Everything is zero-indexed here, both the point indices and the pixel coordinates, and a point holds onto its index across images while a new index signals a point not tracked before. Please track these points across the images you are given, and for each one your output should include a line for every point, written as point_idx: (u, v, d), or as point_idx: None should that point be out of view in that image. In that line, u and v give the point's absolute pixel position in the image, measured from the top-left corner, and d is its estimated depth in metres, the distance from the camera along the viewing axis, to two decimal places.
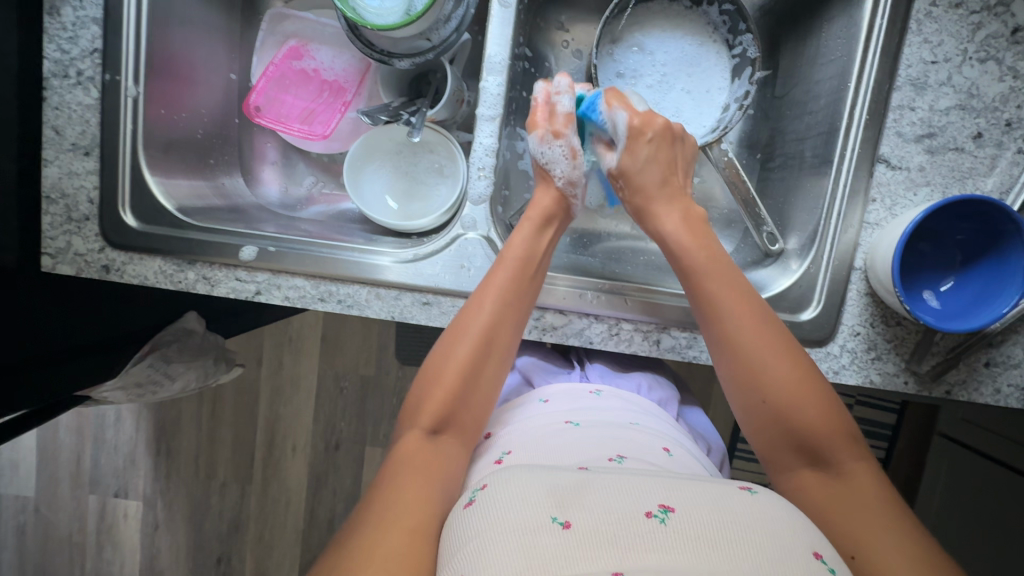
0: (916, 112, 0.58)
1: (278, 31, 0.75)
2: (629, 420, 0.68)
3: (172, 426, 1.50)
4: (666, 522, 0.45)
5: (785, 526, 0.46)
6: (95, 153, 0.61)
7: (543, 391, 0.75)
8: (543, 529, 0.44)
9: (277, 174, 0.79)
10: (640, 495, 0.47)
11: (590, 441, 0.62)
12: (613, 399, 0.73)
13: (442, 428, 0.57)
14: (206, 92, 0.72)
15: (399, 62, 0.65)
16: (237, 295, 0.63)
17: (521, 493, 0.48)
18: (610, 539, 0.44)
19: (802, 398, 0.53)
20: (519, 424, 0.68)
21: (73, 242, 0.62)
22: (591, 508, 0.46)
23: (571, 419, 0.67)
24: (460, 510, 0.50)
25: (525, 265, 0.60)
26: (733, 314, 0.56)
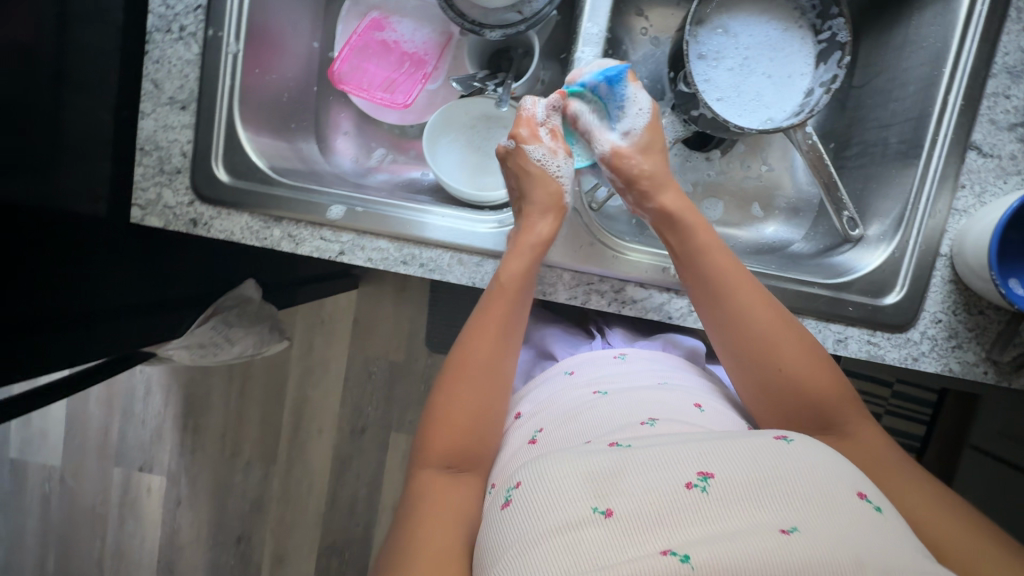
0: (1011, 100, 0.58)
1: (362, 2, 0.76)
2: (658, 380, 0.67)
3: (201, 402, 1.51)
4: (708, 490, 0.44)
5: (829, 477, 0.46)
6: (191, 108, 0.62)
7: (566, 363, 0.75)
8: (585, 522, 0.43)
9: (351, 144, 0.80)
10: (676, 466, 0.46)
11: (618, 408, 0.60)
12: (639, 361, 0.72)
13: (456, 462, 0.57)
14: (292, 58, 0.73)
15: (490, 33, 0.65)
16: (321, 255, 0.63)
17: (555, 483, 0.47)
18: (660, 519, 0.43)
19: (804, 368, 0.56)
20: (546, 399, 0.68)
21: (163, 194, 0.63)
22: (632, 491, 0.45)
23: (598, 390, 0.65)
24: (498, 511, 0.49)
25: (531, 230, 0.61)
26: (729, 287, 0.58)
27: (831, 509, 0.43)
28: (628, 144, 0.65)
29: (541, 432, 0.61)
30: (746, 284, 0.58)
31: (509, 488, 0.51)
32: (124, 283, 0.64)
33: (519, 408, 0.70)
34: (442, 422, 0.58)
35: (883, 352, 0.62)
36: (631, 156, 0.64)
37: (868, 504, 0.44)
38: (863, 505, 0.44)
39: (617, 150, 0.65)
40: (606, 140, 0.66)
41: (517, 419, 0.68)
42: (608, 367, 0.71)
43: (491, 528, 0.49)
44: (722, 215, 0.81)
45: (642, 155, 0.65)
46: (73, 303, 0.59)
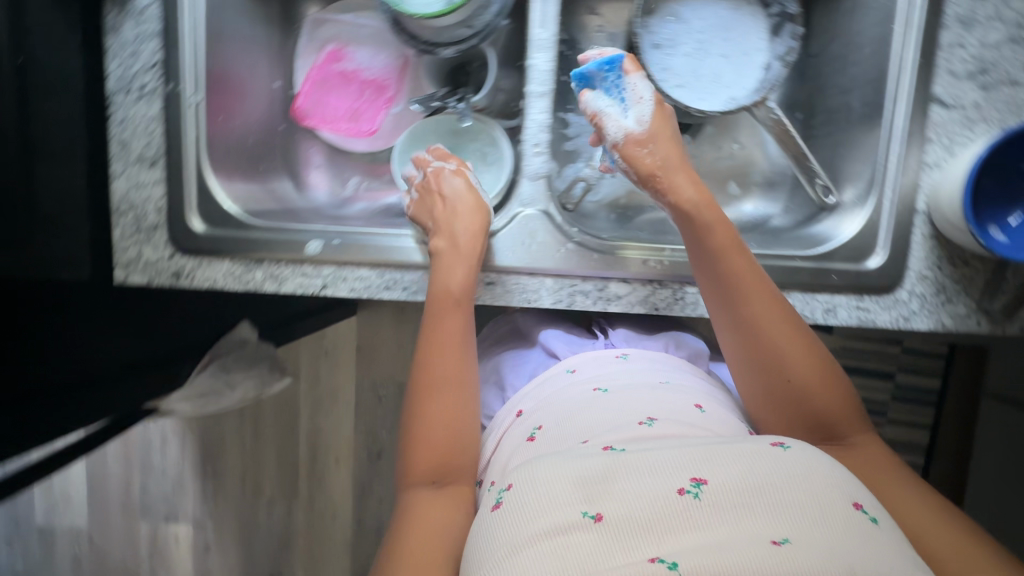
0: (966, 49, 0.58)
1: (317, 36, 0.77)
2: (661, 379, 0.68)
3: (216, 447, 1.51)
4: (700, 497, 0.44)
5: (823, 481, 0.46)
6: (161, 163, 0.63)
7: (568, 360, 0.75)
8: (574, 528, 0.43)
9: (325, 177, 0.81)
10: (668, 472, 0.47)
11: (616, 408, 0.61)
12: (641, 360, 0.73)
13: (440, 478, 0.55)
14: (254, 101, 0.74)
15: (443, 51, 0.67)
16: (304, 291, 0.64)
17: (546, 489, 0.47)
18: (653, 525, 0.43)
19: (816, 381, 0.56)
20: (547, 397, 0.69)
21: (144, 251, 0.64)
22: (622, 496, 0.45)
23: (599, 386, 0.67)
24: (488, 513, 0.49)
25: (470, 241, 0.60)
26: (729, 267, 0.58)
27: (829, 520, 0.43)
28: (641, 128, 0.63)
29: (539, 429, 0.63)
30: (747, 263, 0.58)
31: (501, 489, 0.51)
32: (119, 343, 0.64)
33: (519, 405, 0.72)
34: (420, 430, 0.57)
35: (874, 316, 0.62)
36: (642, 145, 0.62)
37: (862, 515, 0.43)
38: (857, 514, 0.44)
39: (630, 136, 0.63)
40: (617, 125, 0.63)
41: (516, 418, 0.70)
42: (610, 366, 0.72)
43: (481, 527, 0.49)
44: None
45: (655, 145, 0.62)
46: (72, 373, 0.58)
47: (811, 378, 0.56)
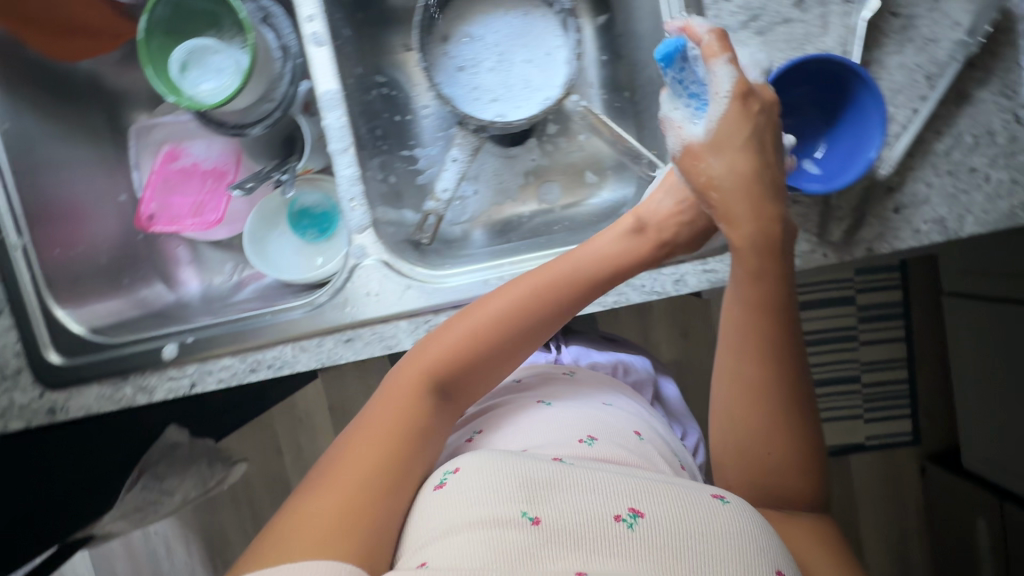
0: (732, 1, 0.60)
1: (149, 141, 0.78)
2: (603, 399, 0.70)
3: (219, 540, 1.51)
4: (634, 527, 0.46)
5: (750, 542, 0.46)
6: (7, 310, 0.64)
7: (516, 370, 0.78)
8: (509, 524, 0.45)
9: (195, 271, 0.80)
10: (609, 495, 0.48)
11: (560, 421, 0.63)
12: (588, 378, 0.74)
13: (448, 393, 0.55)
14: (102, 219, 0.75)
15: (254, 129, 0.67)
16: (175, 394, 0.65)
17: (487, 482, 0.48)
18: (580, 540, 0.45)
19: (795, 448, 0.55)
20: (493, 402, 0.71)
21: (14, 397, 0.64)
22: (562, 503, 0.47)
23: (542, 398, 0.68)
24: (430, 491, 0.50)
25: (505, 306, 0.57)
26: (733, 198, 0.54)
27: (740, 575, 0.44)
28: (702, 137, 0.55)
29: (480, 432, 0.65)
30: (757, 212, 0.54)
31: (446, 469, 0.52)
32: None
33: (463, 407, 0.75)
34: (391, 387, 0.54)
35: (721, 275, 0.63)
36: (702, 159, 0.55)
37: None
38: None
39: (688, 147, 0.56)
40: (677, 132, 0.57)
41: (463, 418, 0.72)
42: (558, 381, 0.73)
43: (419, 511, 0.49)
44: (561, 196, 0.83)
45: (716, 157, 0.55)
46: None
47: (776, 442, 0.55)
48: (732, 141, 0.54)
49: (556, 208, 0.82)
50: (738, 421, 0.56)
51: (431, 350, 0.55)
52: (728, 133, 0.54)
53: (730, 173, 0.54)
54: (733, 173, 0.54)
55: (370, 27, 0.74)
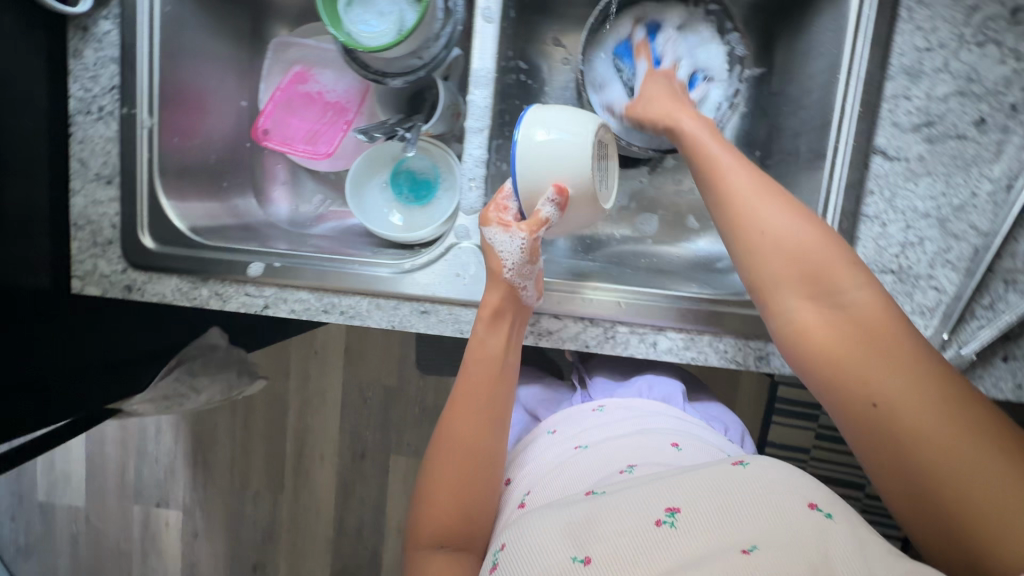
0: (912, 101, 0.57)
1: (284, 58, 0.79)
2: (636, 426, 0.67)
3: (208, 439, 1.56)
4: (676, 526, 0.45)
5: (781, 496, 0.47)
6: (116, 181, 0.66)
7: (549, 423, 0.73)
8: (567, 572, 0.43)
9: (288, 193, 0.83)
10: (646, 502, 0.48)
11: (601, 460, 0.61)
12: (618, 411, 0.71)
13: (478, 479, 0.60)
14: (217, 119, 0.77)
15: (393, 81, 0.67)
16: (247, 309, 0.66)
17: (534, 549, 0.47)
18: (638, 557, 0.44)
19: (877, 357, 0.47)
20: (531, 460, 0.67)
21: (99, 264, 0.67)
22: (606, 533, 0.46)
23: (580, 443, 0.65)
24: (487, 574, 0.49)
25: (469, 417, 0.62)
26: (764, 231, 0.52)
27: (790, 526, 0.44)
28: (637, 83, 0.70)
29: (528, 493, 0.60)
30: (802, 226, 0.52)
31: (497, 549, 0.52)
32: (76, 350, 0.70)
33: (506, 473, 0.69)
34: (428, 503, 0.60)
35: None
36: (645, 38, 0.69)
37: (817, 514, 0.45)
38: (813, 514, 0.46)
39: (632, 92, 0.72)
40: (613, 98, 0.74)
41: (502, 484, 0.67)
42: (589, 420, 0.70)
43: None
44: (657, 230, 0.82)
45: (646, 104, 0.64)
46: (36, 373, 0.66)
47: (869, 360, 0.47)
48: (745, 182, 0.54)
49: (649, 240, 0.81)
50: (891, 397, 0.45)
51: (445, 452, 0.61)
52: (747, 176, 0.54)
53: (748, 207, 0.53)
54: (761, 212, 0.53)
55: (530, 11, 0.72)
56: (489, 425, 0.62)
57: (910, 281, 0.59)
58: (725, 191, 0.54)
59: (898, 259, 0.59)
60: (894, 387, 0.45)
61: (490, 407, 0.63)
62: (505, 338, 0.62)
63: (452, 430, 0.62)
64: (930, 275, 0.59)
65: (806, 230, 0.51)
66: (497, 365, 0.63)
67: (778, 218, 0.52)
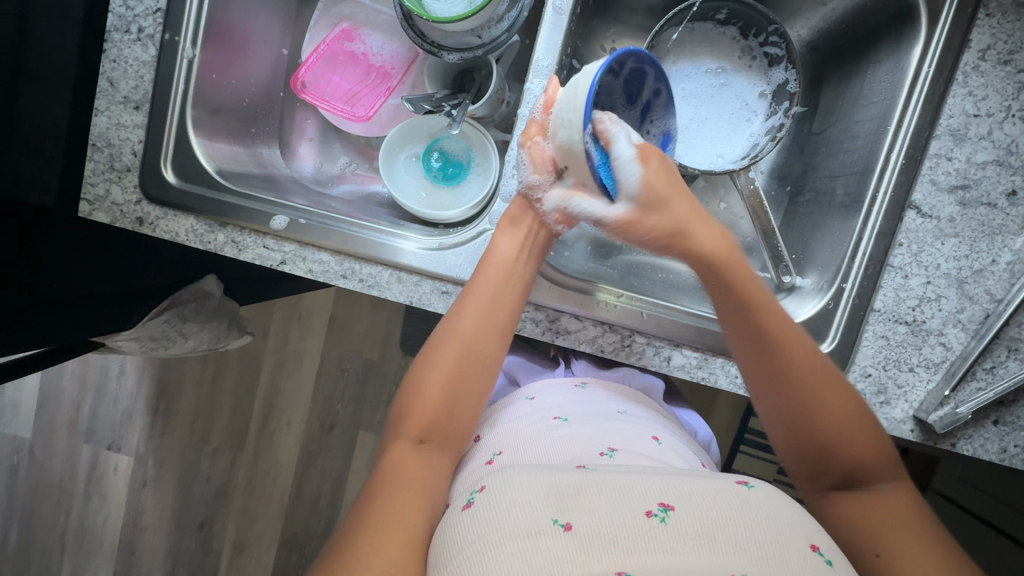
0: (952, 163, 0.59)
1: (332, 11, 0.76)
2: (617, 409, 0.68)
3: (173, 387, 1.51)
4: (666, 522, 0.45)
5: (783, 519, 0.47)
6: (145, 108, 0.63)
7: (528, 389, 0.74)
8: (546, 532, 0.44)
9: (314, 151, 0.81)
10: (638, 495, 0.48)
11: (579, 437, 0.61)
12: (599, 391, 0.72)
13: (428, 436, 0.58)
14: (256, 64, 0.74)
15: (447, 55, 0.66)
16: (262, 262, 0.64)
17: (515, 496, 0.48)
18: (619, 541, 0.44)
19: (854, 436, 0.54)
20: (506, 422, 0.67)
21: (112, 190, 0.63)
22: (592, 509, 0.47)
23: (559, 416, 0.65)
24: (458, 511, 0.51)
25: (471, 344, 0.60)
26: (821, 426, 0.55)
27: (784, 558, 0.44)
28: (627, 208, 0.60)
29: (500, 455, 0.60)
30: (818, 381, 0.55)
31: (473, 492, 0.53)
32: (70, 276, 0.67)
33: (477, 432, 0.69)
34: (405, 407, 0.60)
35: None
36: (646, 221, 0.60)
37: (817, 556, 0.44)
38: (813, 556, 0.45)
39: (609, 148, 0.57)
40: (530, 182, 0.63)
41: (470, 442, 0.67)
42: (568, 396, 0.70)
43: (446, 530, 0.49)
44: None
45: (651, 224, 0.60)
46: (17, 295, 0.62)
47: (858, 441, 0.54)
48: (818, 386, 0.55)
49: (668, 255, 0.82)
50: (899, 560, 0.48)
51: (429, 371, 0.60)
52: (828, 385, 0.55)
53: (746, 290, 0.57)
54: (809, 395, 0.55)
55: (592, 12, 0.72)
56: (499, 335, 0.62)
57: (920, 334, 0.61)
58: (776, 363, 0.56)
59: (913, 312, 0.61)
60: (906, 550, 0.48)
61: (499, 310, 0.61)
62: (518, 244, 0.62)
63: (460, 327, 0.61)
64: (941, 332, 0.61)
65: (860, 436, 0.54)
66: (510, 278, 0.61)
67: (840, 425, 0.54)
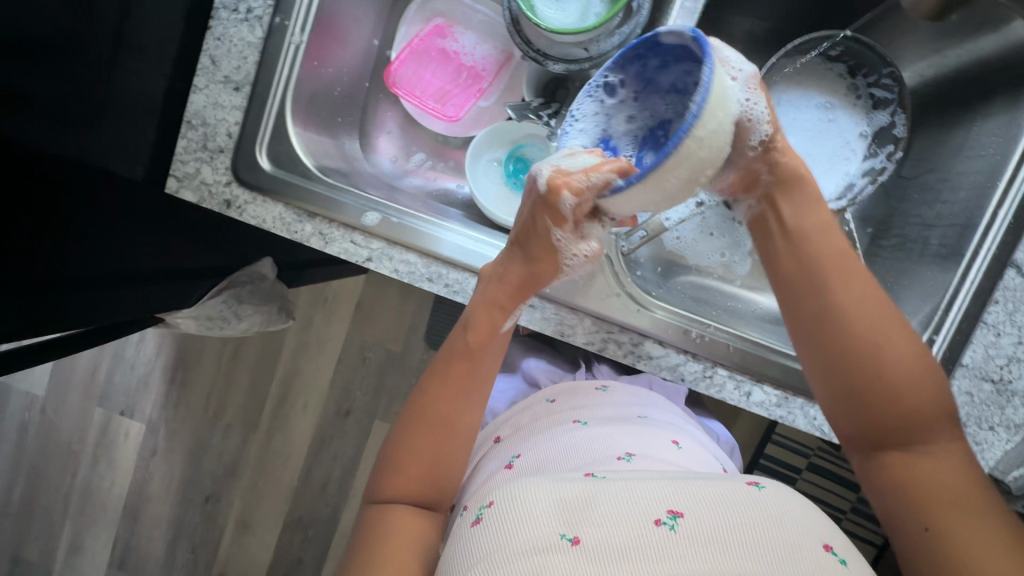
0: None
1: (427, 6, 0.75)
2: (637, 413, 0.68)
3: (192, 360, 1.50)
4: (676, 529, 0.45)
5: (796, 527, 0.46)
6: (245, 90, 0.61)
7: (549, 390, 0.75)
8: (553, 549, 0.44)
9: (392, 145, 0.80)
10: (646, 503, 0.47)
11: (595, 440, 0.61)
12: (621, 393, 0.73)
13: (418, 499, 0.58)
14: (351, 53, 0.73)
15: (552, 65, 0.65)
16: (348, 257, 0.63)
17: (521, 511, 0.47)
18: (628, 551, 0.44)
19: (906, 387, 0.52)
20: (528, 425, 0.68)
21: (202, 170, 0.62)
22: (600, 521, 0.46)
23: (578, 419, 0.66)
24: (468, 528, 0.50)
25: (445, 418, 0.60)
26: (877, 364, 0.53)
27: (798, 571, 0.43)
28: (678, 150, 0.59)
29: (519, 458, 0.62)
30: (881, 325, 0.54)
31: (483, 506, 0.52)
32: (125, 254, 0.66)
33: (499, 433, 0.72)
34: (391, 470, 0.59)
35: None
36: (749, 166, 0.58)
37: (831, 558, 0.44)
38: (827, 557, 0.45)
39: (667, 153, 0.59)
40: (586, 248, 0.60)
41: (494, 443, 0.69)
42: (589, 398, 0.71)
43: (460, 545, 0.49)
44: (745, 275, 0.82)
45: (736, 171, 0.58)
46: (50, 268, 0.59)
47: (915, 392, 0.52)
48: (875, 327, 0.54)
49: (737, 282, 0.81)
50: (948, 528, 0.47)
51: (407, 447, 0.59)
52: (877, 329, 0.54)
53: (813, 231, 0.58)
54: (871, 335, 0.54)
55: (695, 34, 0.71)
56: (468, 396, 0.61)
57: (1005, 394, 0.60)
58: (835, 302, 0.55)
59: (1001, 370, 0.59)
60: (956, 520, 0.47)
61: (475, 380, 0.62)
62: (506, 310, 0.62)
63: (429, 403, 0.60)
64: None
65: (917, 394, 0.52)
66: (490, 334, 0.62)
67: (896, 375, 0.53)
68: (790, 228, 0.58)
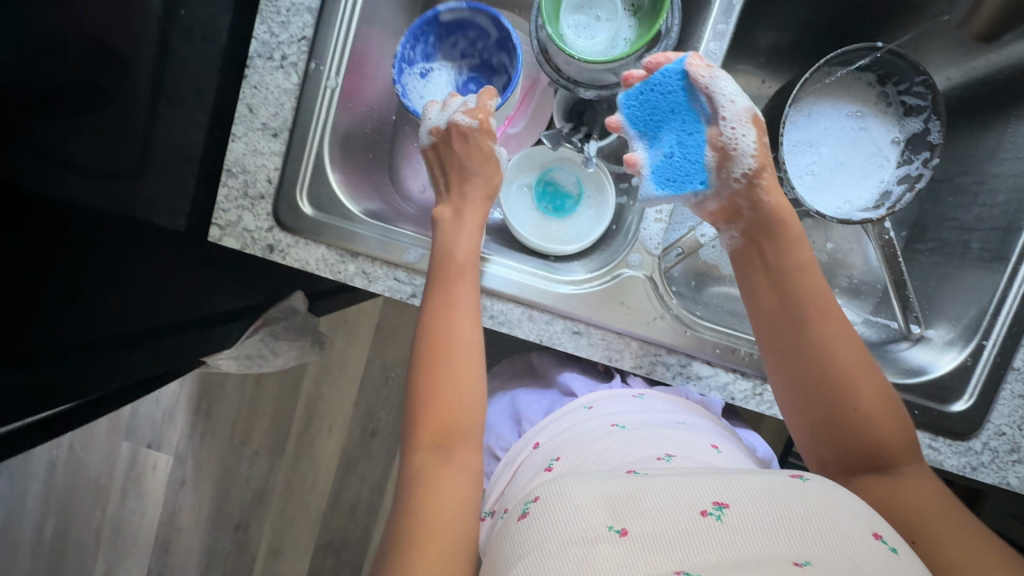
0: None
1: None
2: (674, 419, 0.66)
3: (215, 390, 1.50)
4: (722, 519, 0.41)
5: (845, 512, 0.43)
6: (282, 136, 0.62)
7: (585, 398, 0.73)
8: (599, 540, 0.41)
9: (421, 176, 0.81)
10: (689, 493, 0.44)
11: (634, 444, 0.59)
12: (657, 400, 0.71)
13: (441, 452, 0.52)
14: (379, 89, 0.74)
15: (584, 91, 0.66)
16: (392, 295, 0.64)
17: (562, 502, 0.44)
18: (676, 540, 0.41)
19: (874, 414, 0.53)
20: (564, 431, 0.66)
21: (244, 217, 0.62)
22: (646, 513, 0.42)
23: (616, 423, 0.64)
24: (516, 523, 0.46)
25: (447, 360, 0.55)
26: (848, 392, 0.53)
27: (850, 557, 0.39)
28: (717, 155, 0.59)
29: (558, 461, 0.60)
30: (850, 357, 0.54)
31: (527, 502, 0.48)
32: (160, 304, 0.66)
33: (536, 439, 0.69)
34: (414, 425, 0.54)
35: (942, 457, 0.61)
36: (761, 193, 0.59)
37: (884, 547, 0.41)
38: (878, 546, 0.41)
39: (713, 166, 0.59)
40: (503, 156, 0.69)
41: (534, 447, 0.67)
42: (626, 404, 0.69)
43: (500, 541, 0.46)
44: None
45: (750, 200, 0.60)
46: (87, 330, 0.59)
47: (880, 415, 0.53)
48: (843, 362, 0.54)
49: None
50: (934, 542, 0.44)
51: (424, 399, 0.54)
52: (845, 362, 0.54)
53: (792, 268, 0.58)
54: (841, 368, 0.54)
55: None
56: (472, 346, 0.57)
57: None
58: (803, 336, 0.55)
59: None
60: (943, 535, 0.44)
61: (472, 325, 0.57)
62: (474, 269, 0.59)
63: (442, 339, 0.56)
64: None
65: (885, 422, 0.52)
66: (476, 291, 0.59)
67: (863, 404, 0.53)
68: (771, 261, 0.59)
